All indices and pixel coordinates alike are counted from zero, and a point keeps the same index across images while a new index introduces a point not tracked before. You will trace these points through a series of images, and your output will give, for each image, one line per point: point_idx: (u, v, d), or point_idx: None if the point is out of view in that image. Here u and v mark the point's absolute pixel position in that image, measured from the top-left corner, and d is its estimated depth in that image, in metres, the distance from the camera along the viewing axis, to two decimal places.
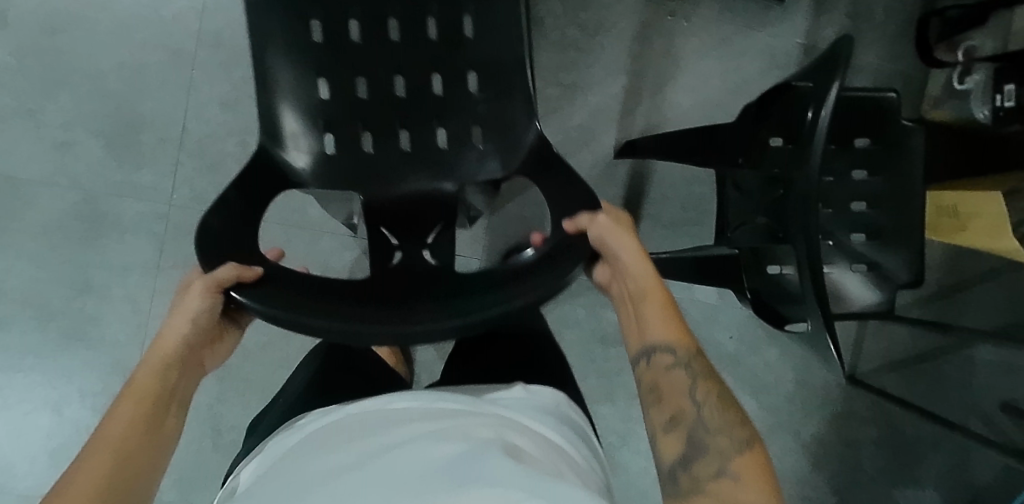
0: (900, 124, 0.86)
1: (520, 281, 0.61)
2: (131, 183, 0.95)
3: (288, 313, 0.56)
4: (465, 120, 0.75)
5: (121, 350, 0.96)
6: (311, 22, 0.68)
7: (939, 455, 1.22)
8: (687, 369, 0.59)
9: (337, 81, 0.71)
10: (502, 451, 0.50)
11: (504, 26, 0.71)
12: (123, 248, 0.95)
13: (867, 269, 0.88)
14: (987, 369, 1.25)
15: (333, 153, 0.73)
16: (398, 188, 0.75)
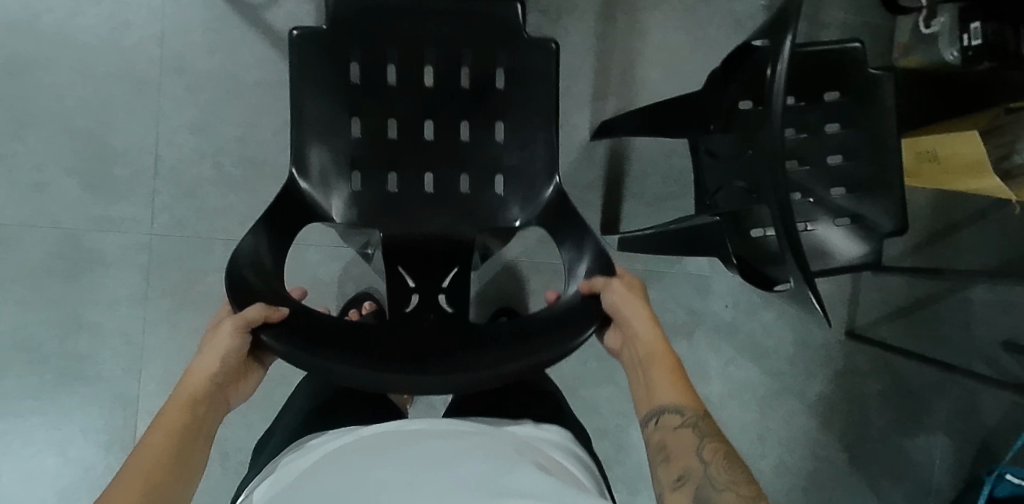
0: (866, 73, 0.86)
1: (530, 339, 0.67)
2: (109, 216, 0.95)
3: (321, 358, 0.61)
4: (488, 166, 0.80)
5: (121, 384, 0.96)
6: (350, 64, 0.75)
7: (944, 400, 1.22)
8: (695, 429, 0.62)
9: (369, 120, 0.78)
10: (532, 469, 0.56)
11: (534, 83, 0.78)
12: (108, 282, 0.95)
13: (850, 223, 0.89)
14: (986, 310, 1.25)
15: (359, 190, 0.80)
16: (421, 228, 0.82)
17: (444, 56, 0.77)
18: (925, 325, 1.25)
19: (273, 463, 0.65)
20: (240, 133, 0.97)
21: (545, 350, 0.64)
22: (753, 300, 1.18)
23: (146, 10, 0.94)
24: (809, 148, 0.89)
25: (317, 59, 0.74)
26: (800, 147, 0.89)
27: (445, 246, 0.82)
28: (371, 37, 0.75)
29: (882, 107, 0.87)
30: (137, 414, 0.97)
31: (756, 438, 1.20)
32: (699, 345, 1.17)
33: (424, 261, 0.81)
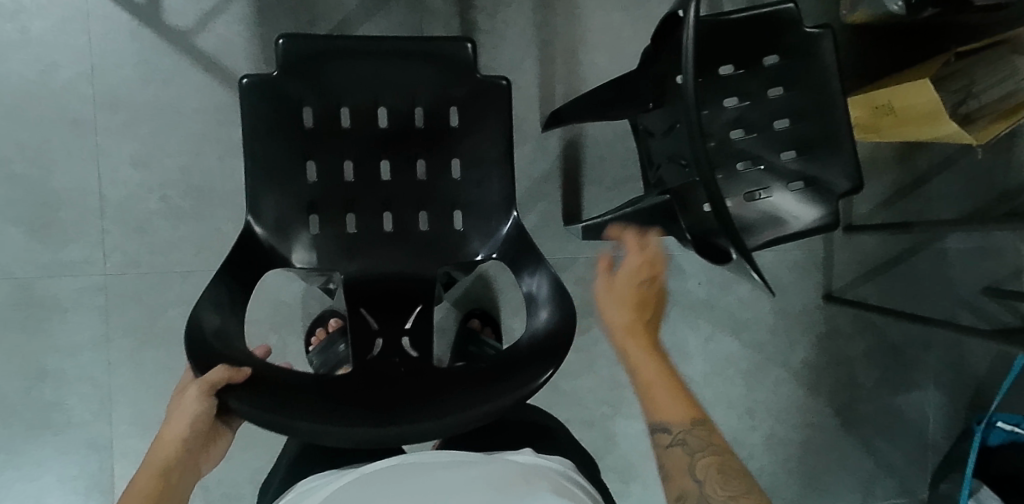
0: (803, 32, 0.85)
1: (502, 380, 0.66)
2: (60, 261, 0.93)
3: (289, 419, 0.59)
4: (447, 202, 0.79)
5: (92, 429, 0.95)
6: (303, 110, 0.73)
7: (932, 353, 1.21)
8: (690, 436, 0.62)
9: (324, 164, 0.75)
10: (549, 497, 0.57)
11: (488, 122, 0.77)
12: (67, 327, 0.94)
13: (804, 186, 0.87)
14: (964, 258, 1.23)
15: (318, 233, 0.77)
16: (381, 268, 0.79)
17: (398, 97, 0.75)
18: (906, 280, 1.23)
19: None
20: (184, 163, 0.96)
21: (509, 393, 0.64)
22: (727, 275, 1.15)
23: (73, 50, 0.93)
24: (754, 116, 0.88)
25: (267, 103, 0.71)
26: (744, 116, 0.88)
27: (407, 283, 0.79)
28: (322, 78, 0.72)
29: (823, 67, 0.86)
30: (112, 457, 0.96)
31: (745, 412, 1.18)
32: (677, 325, 1.14)
33: (384, 298, 0.78)
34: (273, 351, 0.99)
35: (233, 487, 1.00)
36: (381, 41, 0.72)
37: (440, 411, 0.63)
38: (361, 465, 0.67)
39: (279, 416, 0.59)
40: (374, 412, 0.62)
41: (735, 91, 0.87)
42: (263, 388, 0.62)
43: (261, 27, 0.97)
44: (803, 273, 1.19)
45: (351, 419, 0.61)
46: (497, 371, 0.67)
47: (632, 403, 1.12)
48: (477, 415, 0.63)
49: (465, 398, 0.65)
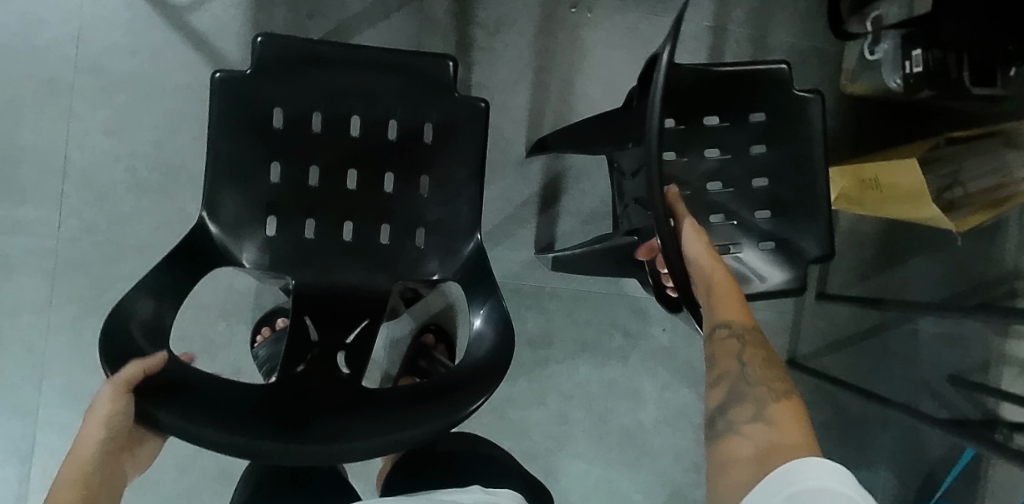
0: (794, 96, 0.85)
1: (430, 403, 0.62)
2: (14, 219, 0.91)
3: (193, 424, 0.54)
4: (412, 218, 0.77)
5: (19, 394, 0.92)
6: (274, 111, 0.72)
7: (888, 432, 1.19)
8: (742, 338, 0.56)
9: (289, 165, 0.74)
10: None
11: (462, 142, 0.77)
12: (11, 286, 0.91)
13: (774, 247, 0.86)
14: (931, 342, 1.22)
15: (274, 236, 0.75)
16: (334, 278, 0.77)
17: (373, 108, 0.75)
18: (870, 355, 1.21)
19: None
20: (156, 137, 0.95)
21: (435, 419, 0.60)
22: None
23: (62, 9, 0.91)
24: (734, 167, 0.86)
25: (237, 102, 0.71)
26: (722, 168, 0.86)
27: (358, 296, 0.78)
28: (297, 81, 0.72)
29: (807, 130, 0.85)
30: (36, 425, 0.93)
31: (693, 467, 1.14)
32: (635, 370, 1.12)
33: (332, 311, 0.76)
34: (218, 340, 0.97)
35: (158, 472, 0.97)
36: (362, 53, 0.73)
37: (367, 428, 0.59)
38: None
39: (193, 423, 0.54)
40: (291, 424, 0.58)
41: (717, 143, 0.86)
42: (179, 395, 0.57)
43: (258, 14, 0.97)
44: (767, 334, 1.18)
45: (264, 431, 0.56)
46: (434, 394, 0.63)
47: (579, 442, 1.10)
48: (406, 438, 0.58)
49: (390, 421, 0.60)
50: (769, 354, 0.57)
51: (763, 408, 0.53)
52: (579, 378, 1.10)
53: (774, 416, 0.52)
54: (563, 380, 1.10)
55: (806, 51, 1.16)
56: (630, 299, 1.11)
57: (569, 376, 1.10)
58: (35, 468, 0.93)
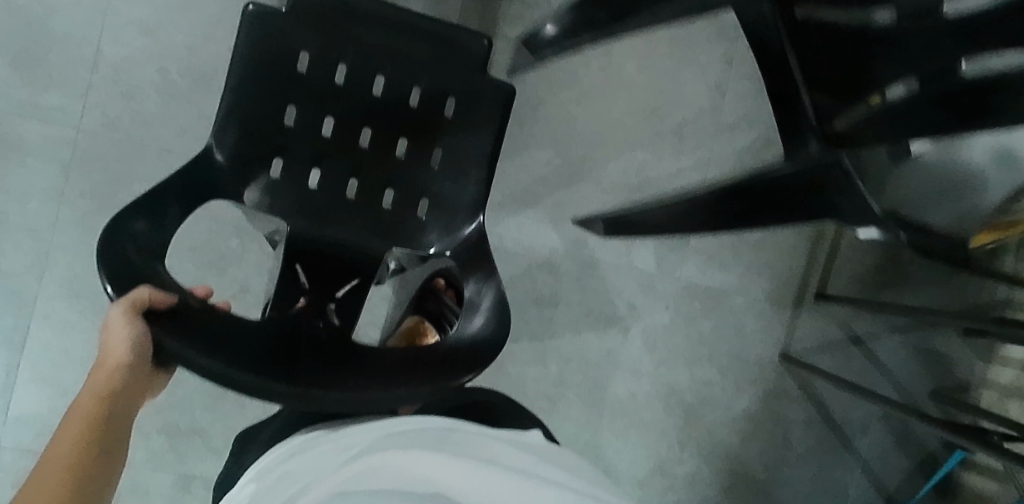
0: None
1: (434, 365, 0.58)
2: (37, 103, 0.89)
3: (187, 349, 0.48)
4: (416, 189, 0.72)
5: (20, 282, 0.90)
6: (300, 52, 0.66)
7: (869, 436, 1.22)
8: None
9: (305, 111, 0.68)
10: (509, 459, 0.61)
11: (482, 122, 0.72)
12: (26, 171, 0.89)
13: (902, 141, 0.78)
14: (914, 357, 1.25)
15: (277, 179, 0.69)
16: (328, 233, 0.71)
17: (395, 69, 0.69)
18: (864, 360, 1.23)
19: (256, 470, 0.63)
20: (192, 42, 0.92)
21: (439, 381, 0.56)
22: (693, 308, 1.16)
23: None
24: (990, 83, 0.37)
25: (263, 36, 0.64)
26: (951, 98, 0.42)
27: (351, 252, 0.71)
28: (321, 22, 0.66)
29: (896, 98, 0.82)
30: (34, 315, 0.91)
31: (677, 444, 1.16)
32: (633, 343, 1.13)
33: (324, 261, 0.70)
34: (229, 255, 0.95)
35: None
36: (400, 12, 0.67)
37: (369, 385, 0.54)
38: (322, 439, 0.65)
39: (194, 353, 0.48)
40: (294, 367, 0.53)
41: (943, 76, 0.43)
42: (182, 318, 0.51)
43: None
44: (768, 324, 1.19)
45: (263, 368, 0.50)
46: (438, 360, 0.58)
47: (572, 405, 1.12)
48: (412, 395, 0.54)
49: (393, 376, 0.56)
50: None
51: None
52: (579, 343, 1.11)
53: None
54: (564, 343, 1.11)
55: None
56: (636, 271, 1.13)
57: (571, 340, 1.11)
58: (26, 359, 0.91)
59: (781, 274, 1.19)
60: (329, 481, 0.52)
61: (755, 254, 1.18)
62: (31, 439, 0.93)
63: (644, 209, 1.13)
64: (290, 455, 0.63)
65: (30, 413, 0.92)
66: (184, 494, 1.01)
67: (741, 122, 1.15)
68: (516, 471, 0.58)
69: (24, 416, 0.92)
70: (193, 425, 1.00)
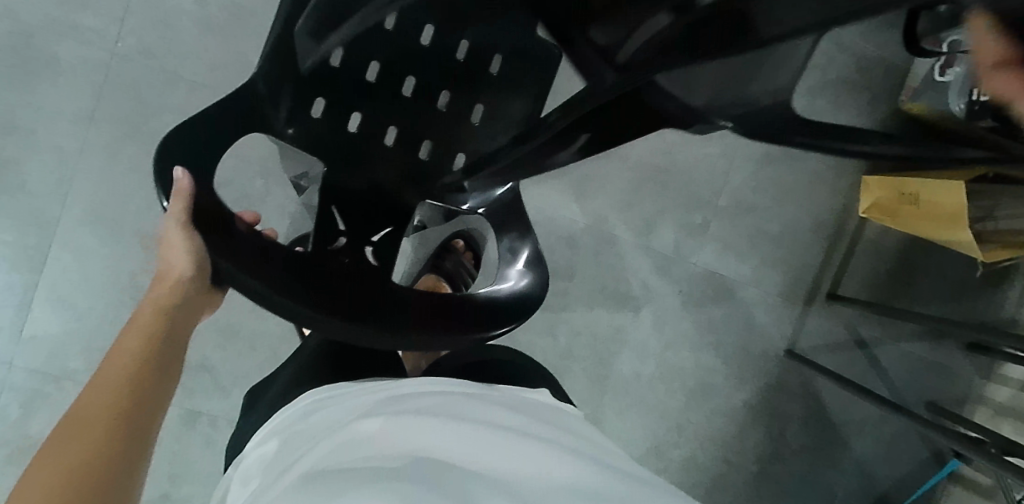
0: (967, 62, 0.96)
1: (467, 311, 0.58)
2: (72, 23, 0.88)
3: (241, 272, 0.49)
4: (456, 141, 0.70)
5: (43, 202, 0.90)
6: None
7: (863, 439, 1.23)
8: None
9: (352, 51, 0.65)
10: (512, 415, 0.61)
11: (526, 81, 0.71)
12: (56, 90, 0.88)
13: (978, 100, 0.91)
14: (916, 366, 1.25)
15: (317, 119, 0.65)
16: (364, 179, 0.68)
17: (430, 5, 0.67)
18: (866, 364, 1.23)
19: (269, 432, 0.63)
20: None
21: (471, 329, 0.57)
22: (704, 295, 1.17)
23: None
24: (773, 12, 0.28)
25: None
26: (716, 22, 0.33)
27: (385, 200, 0.69)
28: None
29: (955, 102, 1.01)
30: (53, 237, 0.91)
31: (675, 427, 1.17)
32: (642, 323, 1.15)
33: (358, 206, 0.68)
34: (253, 195, 0.95)
35: None
36: None
37: (406, 329, 0.54)
38: (329, 398, 0.65)
39: (247, 273, 0.49)
40: (338, 300, 0.53)
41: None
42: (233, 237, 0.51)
43: None
44: (775, 319, 1.20)
45: (309, 300, 0.51)
46: (468, 314, 0.58)
47: (576, 380, 1.13)
48: (447, 337, 0.56)
49: (429, 318, 0.56)
50: None
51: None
52: (589, 319, 1.13)
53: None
54: (574, 317, 1.12)
55: (873, 60, 1.17)
56: (653, 253, 1.14)
57: (582, 315, 1.12)
58: (43, 280, 0.91)
59: (794, 270, 1.20)
60: (335, 445, 0.52)
61: (771, 247, 1.18)
62: (41, 361, 0.93)
63: (667, 192, 1.13)
64: (311, 407, 0.64)
65: (42, 335, 0.92)
66: (188, 429, 1.02)
67: None
68: (524, 430, 0.58)
69: (36, 338, 0.92)
70: (203, 361, 1.01)
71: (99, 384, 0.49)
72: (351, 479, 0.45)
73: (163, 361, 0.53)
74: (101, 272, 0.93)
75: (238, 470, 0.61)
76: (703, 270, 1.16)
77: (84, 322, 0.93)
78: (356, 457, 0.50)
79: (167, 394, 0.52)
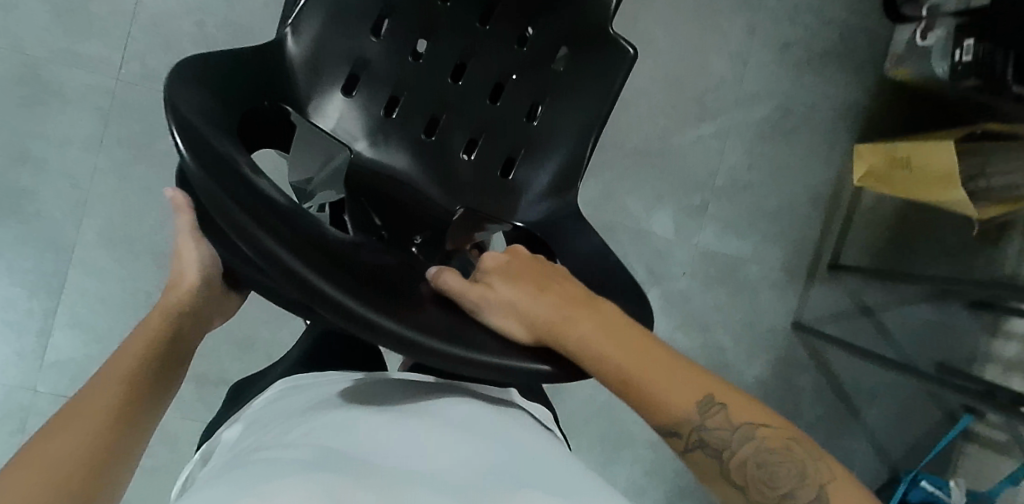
0: (943, 21, 1.01)
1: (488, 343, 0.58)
2: (76, 52, 0.91)
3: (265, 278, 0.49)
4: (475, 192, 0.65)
5: (59, 228, 0.92)
6: (381, 24, 0.57)
7: (875, 405, 1.25)
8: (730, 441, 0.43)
9: (375, 96, 0.58)
10: (484, 411, 0.54)
11: (572, 125, 0.62)
12: (64, 119, 0.91)
13: (969, 59, 0.95)
14: (921, 328, 1.27)
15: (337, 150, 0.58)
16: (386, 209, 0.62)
17: (399, 28, 0.57)
18: (871, 330, 1.25)
19: (236, 416, 0.59)
20: None
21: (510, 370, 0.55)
22: (709, 275, 1.19)
23: None
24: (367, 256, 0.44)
25: (354, 17, 0.56)
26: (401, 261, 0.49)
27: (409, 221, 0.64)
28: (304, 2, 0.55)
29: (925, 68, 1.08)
30: (70, 263, 0.93)
31: None
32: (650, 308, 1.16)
33: None
34: None
35: None
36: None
37: None
38: (294, 385, 0.59)
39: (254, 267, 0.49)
40: None
41: (247, 202, 0.34)
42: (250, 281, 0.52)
43: None
44: (780, 293, 1.22)
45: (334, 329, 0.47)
46: None
47: None
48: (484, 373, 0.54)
49: None
50: (776, 437, 0.43)
51: (806, 480, 0.41)
52: None
53: (835, 488, 0.40)
54: None
55: (856, 30, 1.20)
56: (655, 238, 1.15)
57: None
58: (62, 305, 0.93)
59: (795, 243, 1.22)
60: (271, 437, 0.46)
61: (770, 223, 1.20)
62: (66, 384, 0.95)
63: (666, 177, 1.15)
64: (286, 392, 0.58)
65: (66, 359, 0.94)
66: None
67: (760, 92, 1.18)
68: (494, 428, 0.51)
69: (60, 362, 0.94)
70: (221, 376, 1.03)
71: (114, 367, 0.51)
72: (277, 470, 0.36)
73: (166, 361, 0.55)
74: (117, 294, 0.95)
75: (208, 458, 0.55)
76: (704, 249, 1.19)
77: (106, 343, 0.95)
78: (287, 442, 0.43)
79: (169, 391, 0.54)
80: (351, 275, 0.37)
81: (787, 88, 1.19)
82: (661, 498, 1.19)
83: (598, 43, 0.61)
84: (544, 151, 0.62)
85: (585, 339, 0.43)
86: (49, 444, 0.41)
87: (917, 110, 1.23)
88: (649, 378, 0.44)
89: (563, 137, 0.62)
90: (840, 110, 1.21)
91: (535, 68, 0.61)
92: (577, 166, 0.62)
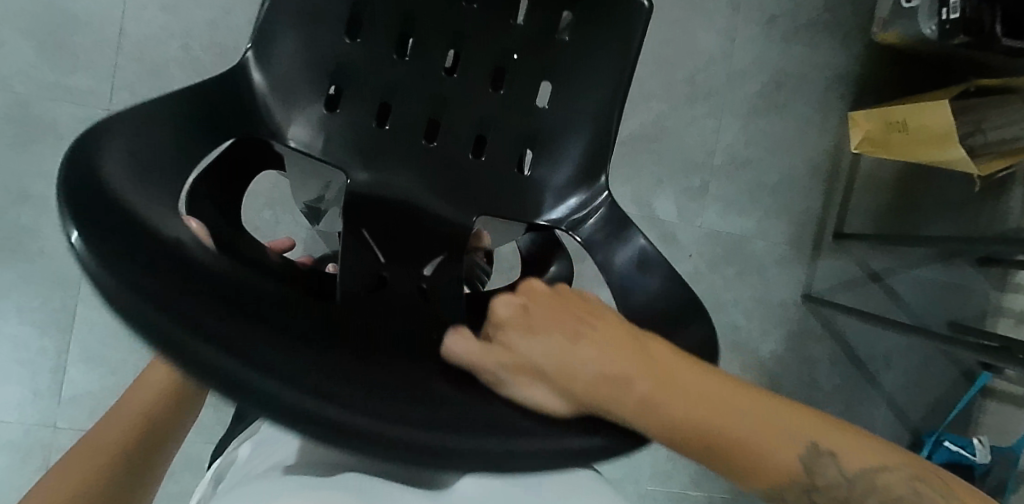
0: None
1: None
2: (65, 85, 0.90)
3: None
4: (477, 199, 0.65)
5: (65, 263, 0.92)
6: (360, 28, 0.55)
7: (891, 370, 1.25)
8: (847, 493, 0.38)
9: (369, 104, 0.57)
10: None
11: (582, 104, 0.61)
12: (59, 154, 0.91)
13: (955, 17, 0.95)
14: (930, 289, 1.27)
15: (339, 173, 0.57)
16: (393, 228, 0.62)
17: (379, 30, 0.56)
18: (882, 295, 1.25)
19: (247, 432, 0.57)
20: (213, 17, 0.95)
21: None
22: (716, 254, 1.18)
23: None
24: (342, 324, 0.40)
25: (332, 24, 0.54)
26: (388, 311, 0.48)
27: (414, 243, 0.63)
28: (266, 22, 0.53)
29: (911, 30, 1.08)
30: (78, 297, 0.93)
31: None
32: None
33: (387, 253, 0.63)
34: (264, 225, 0.97)
35: None
36: None
37: None
38: None
39: None
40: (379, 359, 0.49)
41: (201, 321, 0.30)
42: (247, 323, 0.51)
43: None
44: (787, 267, 1.22)
45: None
46: None
47: None
48: None
49: None
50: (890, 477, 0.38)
51: None
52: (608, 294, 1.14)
53: None
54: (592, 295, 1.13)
55: None
56: (658, 221, 1.15)
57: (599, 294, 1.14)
58: (74, 340, 0.93)
59: (798, 216, 1.22)
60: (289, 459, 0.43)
61: (771, 197, 1.20)
62: (85, 419, 0.94)
63: (664, 161, 1.15)
64: None
65: (83, 393, 0.94)
66: None
67: (750, 67, 1.18)
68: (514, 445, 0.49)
69: (77, 397, 0.94)
70: None
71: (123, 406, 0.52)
72: None
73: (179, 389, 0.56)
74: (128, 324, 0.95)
75: (221, 477, 0.54)
76: (708, 229, 1.18)
77: (120, 371, 0.95)
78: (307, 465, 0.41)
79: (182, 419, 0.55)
80: (310, 363, 0.32)
81: (777, 61, 1.18)
82: (685, 480, 1.19)
83: (593, 12, 0.59)
84: (554, 134, 0.61)
85: (643, 399, 0.39)
86: (64, 476, 0.44)
87: (907, 73, 1.23)
88: (742, 435, 0.38)
89: (572, 113, 0.61)
90: (831, 78, 1.21)
91: (530, 50, 0.59)
92: (600, 147, 0.62)
